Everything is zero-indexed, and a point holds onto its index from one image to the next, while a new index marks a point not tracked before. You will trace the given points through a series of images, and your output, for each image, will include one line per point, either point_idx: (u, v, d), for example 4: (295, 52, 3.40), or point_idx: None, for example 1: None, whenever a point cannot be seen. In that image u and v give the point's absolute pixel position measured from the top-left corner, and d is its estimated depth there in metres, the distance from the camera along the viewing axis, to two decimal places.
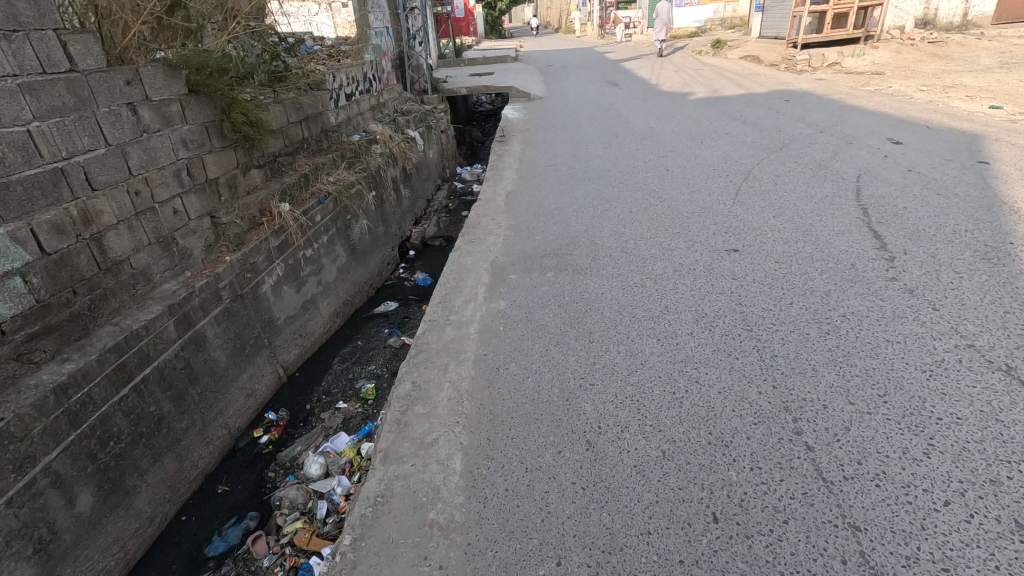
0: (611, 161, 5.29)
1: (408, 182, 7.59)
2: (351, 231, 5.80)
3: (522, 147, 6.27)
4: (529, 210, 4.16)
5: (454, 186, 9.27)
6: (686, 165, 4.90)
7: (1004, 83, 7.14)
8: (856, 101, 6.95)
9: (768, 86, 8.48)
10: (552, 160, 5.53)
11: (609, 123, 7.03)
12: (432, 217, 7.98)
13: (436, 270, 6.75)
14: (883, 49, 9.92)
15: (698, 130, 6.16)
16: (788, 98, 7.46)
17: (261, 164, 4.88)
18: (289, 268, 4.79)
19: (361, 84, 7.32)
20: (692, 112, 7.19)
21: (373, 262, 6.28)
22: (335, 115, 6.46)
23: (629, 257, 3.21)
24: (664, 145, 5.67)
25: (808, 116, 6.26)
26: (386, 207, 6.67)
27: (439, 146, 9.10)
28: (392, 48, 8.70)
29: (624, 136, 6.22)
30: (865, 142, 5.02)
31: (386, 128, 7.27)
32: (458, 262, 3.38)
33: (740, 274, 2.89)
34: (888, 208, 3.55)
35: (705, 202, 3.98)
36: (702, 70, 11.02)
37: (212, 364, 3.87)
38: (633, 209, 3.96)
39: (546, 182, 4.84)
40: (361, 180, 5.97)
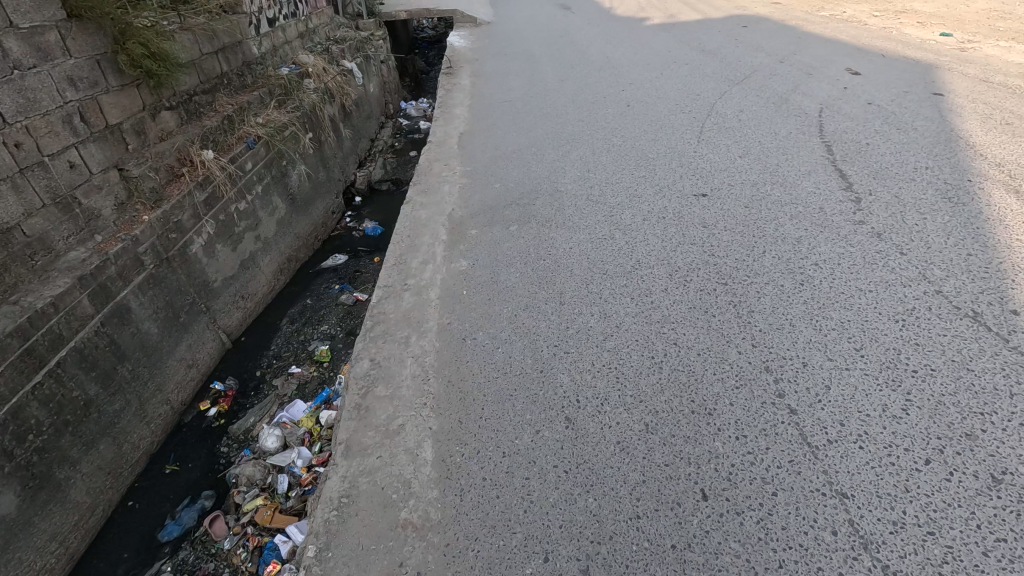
0: (568, 95, 4.95)
1: (348, 120, 6.93)
2: (288, 179, 5.27)
3: (472, 80, 5.77)
4: (485, 154, 3.84)
5: (399, 124, 8.61)
6: (647, 99, 4.63)
7: (953, 8, 7.10)
8: (812, 27, 6.76)
9: (724, 10, 8.11)
10: (505, 95, 5.12)
11: (563, 52, 6.56)
12: (377, 158, 7.41)
13: (386, 218, 6.35)
14: None
15: (657, 60, 5.84)
16: (746, 23, 7.17)
17: (173, 105, 4.24)
18: (221, 224, 4.32)
19: (284, 6, 6.42)
20: (650, 39, 6.80)
21: (316, 212, 5.80)
22: (256, 43, 5.67)
23: (596, 205, 3.01)
24: (623, 77, 5.34)
25: (767, 43, 6.04)
26: (325, 150, 6.09)
27: (379, 79, 8.32)
28: None
29: (580, 67, 5.81)
30: (824, 73, 4.89)
31: (318, 59, 6.50)
32: (411, 217, 3.08)
33: (710, 221, 2.77)
34: (852, 144, 3.48)
35: (670, 141, 3.79)
36: None
37: (142, 338, 3.49)
38: (595, 150, 3.72)
39: (501, 120, 4.47)
40: (295, 121, 5.36)
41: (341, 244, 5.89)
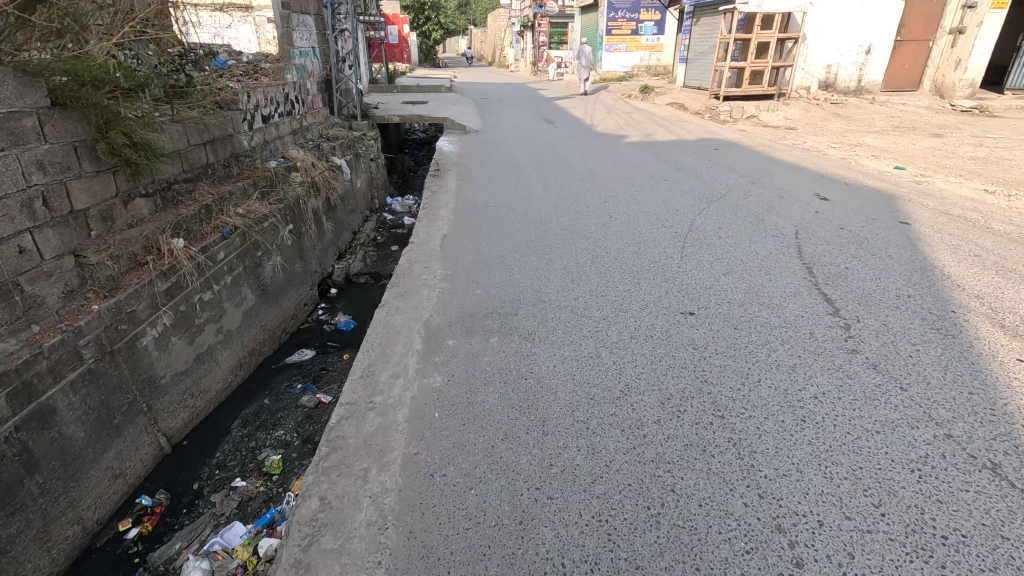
0: (552, 203, 5.05)
1: (332, 213, 6.96)
2: (261, 269, 5.10)
3: (458, 183, 5.91)
4: (467, 258, 3.77)
5: (383, 218, 8.71)
6: (628, 212, 4.75)
7: (900, 145, 7.81)
8: (777, 154, 7.29)
9: (696, 134, 8.78)
10: (490, 200, 5.20)
11: (547, 162, 6.87)
12: (358, 251, 7.36)
13: (361, 312, 6.14)
14: (794, 106, 10.70)
15: (636, 175, 6.13)
16: (717, 147, 7.71)
17: (149, 193, 4.14)
18: (181, 315, 4.04)
19: (280, 106, 6.68)
20: (629, 156, 7.21)
21: (287, 303, 5.57)
22: (247, 138, 5.78)
23: (580, 319, 2.89)
24: (604, 188, 5.54)
25: (738, 166, 6.44)
26: (305, 241, 6.01)
27: (368, 175, 8.55)
28: (318, 69, 8.12)
29: (563, 177, 6.04)
30: (794, 196, 5.14)
31: (308, 155, 6.65)
32: (384, 322, 2.90)
33: (700, 342, 2.65)
34: (831, 267, 3.52)
35: (653, 255, 3.80)
36: (632, 114, 11.35)
37: (63, 444, 3.06)
38: (579, 260, 3.68)
39: (484, 225, 4.48)
40: (276, 212, 5.31)
41: (310, 339, 5.61)
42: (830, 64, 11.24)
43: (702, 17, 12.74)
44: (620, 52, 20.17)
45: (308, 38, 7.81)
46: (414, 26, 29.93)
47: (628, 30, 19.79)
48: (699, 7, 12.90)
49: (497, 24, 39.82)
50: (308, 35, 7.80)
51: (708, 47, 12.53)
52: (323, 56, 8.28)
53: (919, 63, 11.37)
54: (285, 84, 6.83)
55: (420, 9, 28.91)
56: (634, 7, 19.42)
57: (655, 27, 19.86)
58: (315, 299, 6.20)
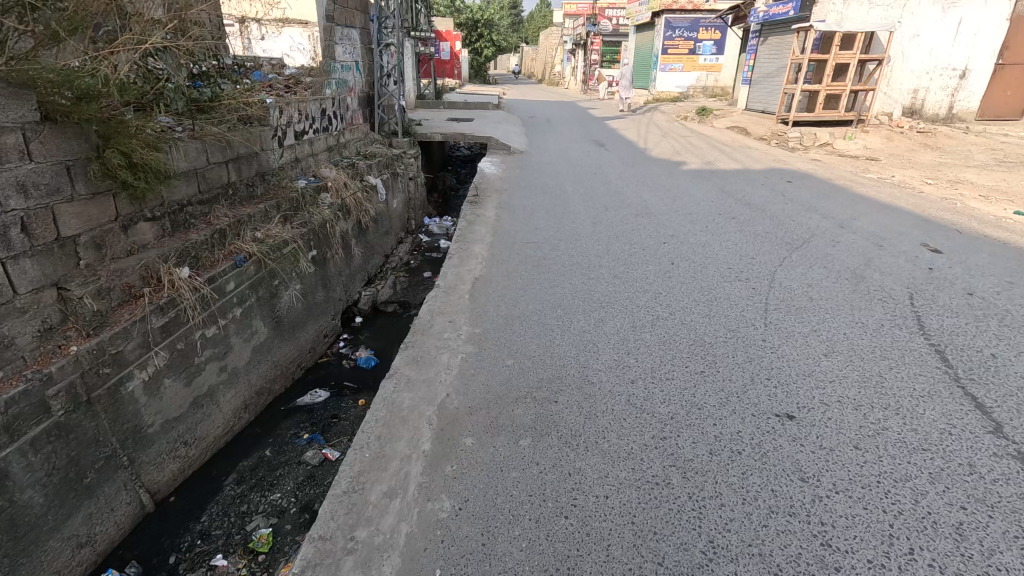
0: (601, 242, 4.39)
1: (362, 236, 6.54)
2: (277, 300, 4.67)
3: (497, 212, 5.35)
4: (499, 310, 3.16)
5: (419, 240, 8.29)
6: (693, 258, 4.03)
7: (1012, 185, 6.71)
8: (863, 190, 6.37)
9: (764, 163, 7.94)
10: (531, 235, 4.60)
11: (597, 191, 6.23)
12: (388, 276, 6.93)
13: (384, 347, 5.66)
14: (874, 134, 9.66)
15: (699, 210, 5.40)
16: (790, 179, 6.86)
17: (156, 216, 3.77)
18: (178, 354, 3.60)
19: (316, 121, 6.37)
20: (689, 186, 6.47)
21: (304, 336, 5.12)
22: (275, 155, 5.44)
23: (640, 416, 2.21)
24: (662, 226, 4.85)
25: (820, 204, 5.59)
26: (329, 267, 5.58)
27: (405, 195, 8.15)
28: (360, 84, 7.83)
29: (615, 210, 5.39)
30: (897, 246, 4.29)
31: (341, 174, 6.28)
32: (389, 401, 2.31)
33: (808, 468, 1.93)
34: (972, 354, 2.70)
35: (728, 320, 3.07)
36: (690, 138, 10.58)
37: (16, 513, 2.62)
38: (636, 323, 3.01)
39: (522, 266, 3.87)
40: (298, 237, 4.90)
41: (327, 376, 5.14)
42: (915, 89, 10.14)
43: (770, 36, 11.90)
44: (676, 72, 19.34)
45: (352, 52, 7.53)
46: (466, 43, 30.16)
47: (685, 49, 19.01)
48: (767, 26, 12.05)
49: (549, 42, 39.79)
50: (352, 48, 7.52)
51: (776, 68, 11.63)
52: (366, 71, 8.01)
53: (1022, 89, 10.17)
54: (323, 99, 6.54)
55: (473, 26, 29.09)
56: (692, 27, 18.73)
57: (714, 47, 18.98)
58: (337, 329, 5.77)
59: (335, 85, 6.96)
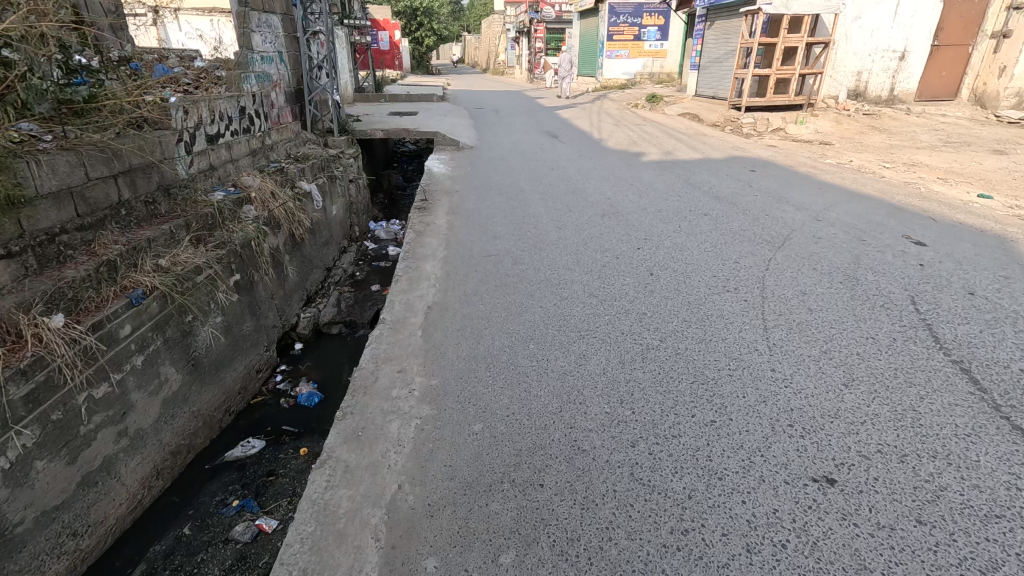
0: (569, 251, 3.90)
1: (298, 251, 5.79)
2: (194, 338, 3.91)
3: (448, 220, 4.75)
4: (459, 350, 2.60)
5: (365, 248, 7.61)
6: (673, 267, 3.61)
7: (965, 165, 6.73)
8: (826, 176, 6.20)
9: (723, 151, 7.68)
10: (490, 247, 4.05)
11: (557, 189, 5.74)
12: (331, 293, 6.24)
13: (330, 378, 5.01)
14: (824, 117, 9.65)
15: (667, 207, 5.02)
16: (753, 167, 6.61)
17: (11, 251, 2.99)
18: (53, 427, 2.84)
19: (234, 122, 5.54)
20: (653, 179, 6.10)
21: (231, 376, 4.37)
22: (182, 164, 4.61)
23: (649, 498, 1.74)
24: (632, 228, 4.41)
25: (789, 194, 5.33)
26: (258, 292, 4.83)
27: (345, 200, 7.40)
28: (286, 77, 6.98)
29: (580, 211, 4.92)
30: (879, 239, 4.04)
31: (267, 182, 5.48)
32: (319, 507, 1.72)
33: (872, 562, 1.51)
34: (1001, 372, 2.38)
35: (728, 345, 2.64)
36: (644, 126, 10.29)
37: None
38: (624, 359, 2.52)
39: (483, 287, 3.33)
40: (215, 262, 4.13)
41: (262, 419, 4.43)
42: (859, 71, 10.16)
43: (717, 20, 11.74)
44: (622, 58, 19.13)
45: (274, 41, 6.65)
46: (406, 32, 28.97)
47: (630, 35, 18.77)
48: (713, 10, 11.90)
49: (492, 30, 38.93)
50: (274, 37, 6.65)
51: (725, 52, 11.49)
52: (292, 63, 7.15)
53: (957, 70, 10.35)
54: (242, 96, 5.70)
55: (412, 14, 27.89)
56: (636, 12, 18.42)
57: (658, 32, 18.88)
58: (273, 361, 5.05)
59: (255, 79, 6.10)
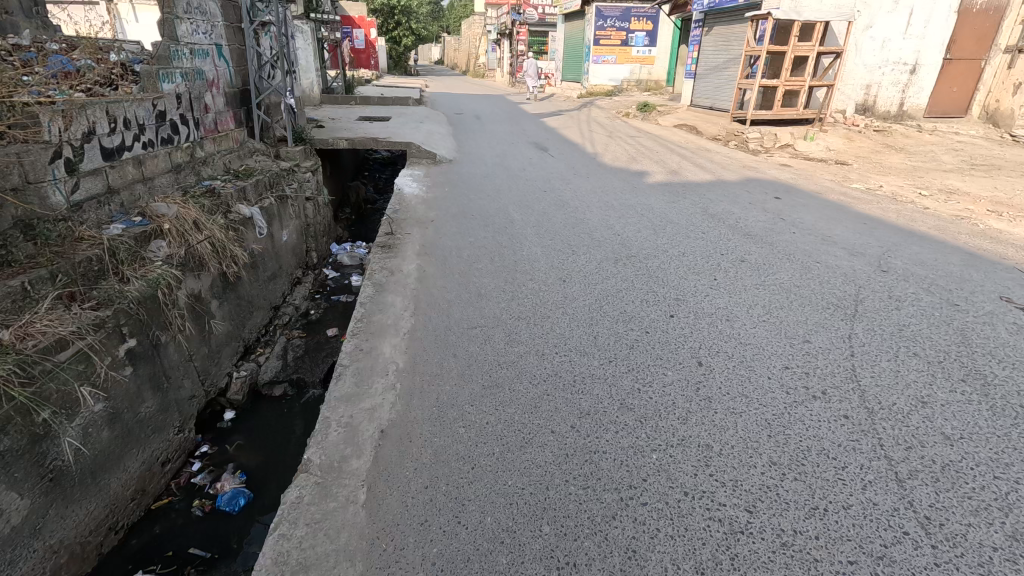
0: (581, 321, 2.90)
1: (232, 292, 4.64)
2: (54, 444, 2.75)
3: (420, 264, 3.69)
4: (427, 544, 1.58)
5: (323, 278, 6.50)
6: (724, 350, 2.64)
7: (1008, 194, 6.00)
8: (863, 206, 5.36)
9: (735, 171, 6.82)
10: (473, 311, 3.01)
11: (553, 219, 4.74)
12: (277, 341, 5.12)
13: (265, 466, 3.87)
14: (834, 133, 8.91)
15: (691, 248, 4.08)
16: (777, 193, 5.74)
17: None
18: None
19: (147, 131, 4.37)
20: (663, 207, 5.18)
21: (120, 481, 3.22)
22: (57, 189, 3.43)
23: None
24: (656, 282, 3.44)
25: (833, 232, 4.45)
26: (168, 356, 3.67)
27: (299, 221, 6.26)
28: (227, 75, 5.80)
29: (587, 252, 3.93)
30: (975, 304, 3.15)
31: (189, 207, 4.32)
32: None
33: None
34: None
35: (859, 526, 1.65)
36: (640, 138, 9.42)
37: None
38: (702, 569, 1.52)
39: (465, 390, 2.29)
40: (92, 330, 2.97)
41: (165, 535, 3.29)
42: (868, 84, 9.43)
43: (716, 25, 10.98)
44: (609, 64, 18.30)
45: (211, 30, 5.46)
46: (383, 31, 27.77)
47: (617, 40, 17.93)
48: (713, 14, 11.10)
49: (472, 32, 37.90)
50: (212, 27, 5.47)
51: (725, 60, 10.71)
52: (236, 59, 5.97)
53: (968, 85, 9.60)
54: (159, 99, 4.53)
55: (389, 13, 26.78)
56: (623, 17, 17.71)
57: (646, 38, 18.14)
58: (192, 442, 3.90)
59: (182, 76, 4.92)
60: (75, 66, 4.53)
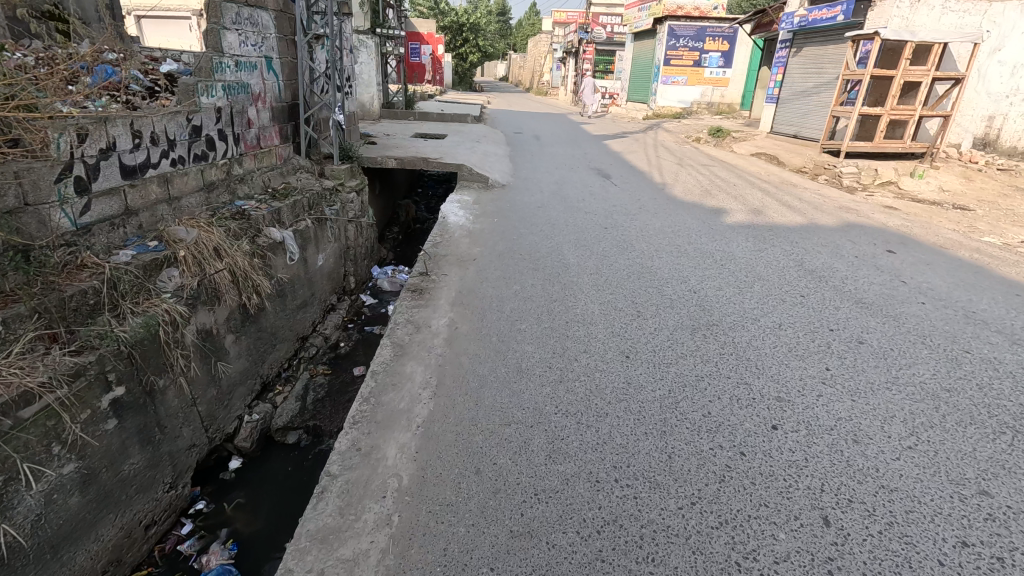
0: (650, 429, 2.18)
1: (253, 325, 4.22)
2: (7, 517, 2.31)
3: (452, 319, 3.10)
4: None
5: (359, 305, 6.07)
6: (861, 499, 1.85)
7: None
8: (1007, 269, 4.30)
9: (831, 212, 5.87)
10: (508, 399, 2.34)
11: (615, 265, 4.04)
12: (300, 380, 4.66)
13: (261, 535, 3.32)
14: (948, 170, 7.67)
15: (788, 317, 3.26)
16: (890, 244, 4.76)
17: None
18: None
19: (177, 148, 4.06)
20: (747, 256, 4.36)
21: (91, 552, 2.76)
22: (60, 211, 3.11)
23: None
24: (747, 368, 2.67)
25: (977, 305, 3.47)
26: (165, 402, 3.24)
27: (338, 244, 5.86)
28: (275, 89, 5.51)
29: (656, 315, 3.20)
30: None
31: (211, 231, 3.95)
32: None
33: None
34: None
35: None
36: (714, 167, 8.54)
37: None
38: None
39: (485, 540, 1.64)
40: (68, 379, 2.55)
41: None
42: (991, 115, 8.07)
43: (806, 46, 9.97)
44: (679, 85, 17.40)
45: (262, 42, 5.19)
46: (450, 47, 28.10)
47: (689, 61, 17.06)
48: (803, 34, 10.09)
49: (537, 50, 37.92)
50: (263, 39, 5.20)
51: (815, 84, 9.66)
52: (288, 73, 5.71)
53: None
54: (195, 113, 4.23)
55: (458, 30, 27.11)
56: (697, 36, 16.86)
57: (721, 59, 17.12)
58: (185, 499, 3.45)
59: (224, 89, 4.63)
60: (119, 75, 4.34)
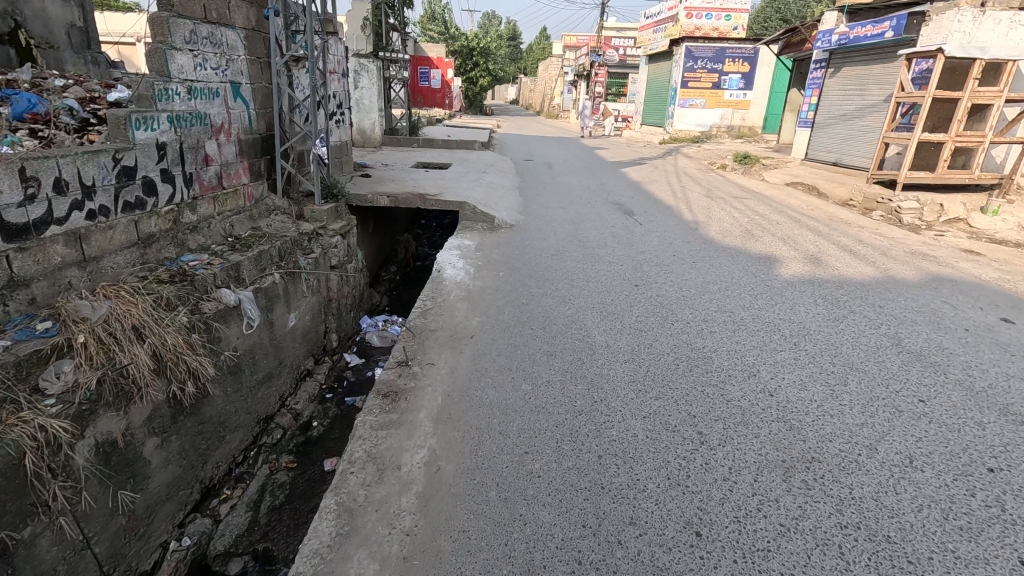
0: None
1: (190, 419, 3.28)
2: None
3: (432, 452, 2.14)
4: None
5: (340, 366, 5.15)
6: None
7: None
8: None
9: (905, 260, 4.87)
10: None
11: (657, 347, 3.07)
12: (255, 479, 3.67)
13: None
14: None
15: (918, 442, 2.26)
16: (1001, 309, 3.74)
17: None
18: None
19: (98, 196, 3.22)
20: (824, 329, 3.37)
21: None
22: None
23: None
24: (895, 565, 1.66)
25: None
26: (33, 557, 2.29)
27: (316, 298, 4.95)
28: (244, 119, 4.71)
29: (725, 440, 2.23)
30: None
31: (131, 301, 3.06)
32: None
33: None
34: None
35: None
36: (748, 199, 7.61)
37: None
38: None
39: None
40: None
41: None
42: None
43: (846, 65, 9.10)
44: (698, 107, 16.58)
45: (226, 65, 4.40)
46: (460, 72, 27.76)
47: (708, 83, 16.27)
48: (842, 53, 9.24)
49: (548, 73, 37.72)
50: (229, 61, 4.43)
51: (858, 107, 8.74)
52: (262, 100, 4.91)
53: None
54: (127, 150, 3.40)
55: (467, 54, 26.77)
56: (717, 57, 16.11)
57: (742, 80, 16.31)
58: None
59: (172, 121, 3.81)
60: (53, 106, 3.68)
